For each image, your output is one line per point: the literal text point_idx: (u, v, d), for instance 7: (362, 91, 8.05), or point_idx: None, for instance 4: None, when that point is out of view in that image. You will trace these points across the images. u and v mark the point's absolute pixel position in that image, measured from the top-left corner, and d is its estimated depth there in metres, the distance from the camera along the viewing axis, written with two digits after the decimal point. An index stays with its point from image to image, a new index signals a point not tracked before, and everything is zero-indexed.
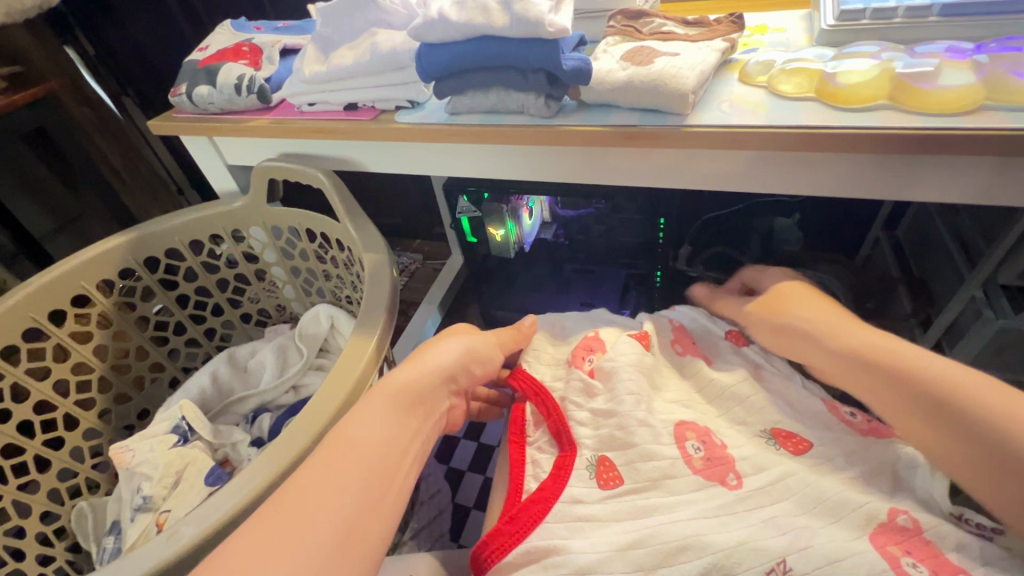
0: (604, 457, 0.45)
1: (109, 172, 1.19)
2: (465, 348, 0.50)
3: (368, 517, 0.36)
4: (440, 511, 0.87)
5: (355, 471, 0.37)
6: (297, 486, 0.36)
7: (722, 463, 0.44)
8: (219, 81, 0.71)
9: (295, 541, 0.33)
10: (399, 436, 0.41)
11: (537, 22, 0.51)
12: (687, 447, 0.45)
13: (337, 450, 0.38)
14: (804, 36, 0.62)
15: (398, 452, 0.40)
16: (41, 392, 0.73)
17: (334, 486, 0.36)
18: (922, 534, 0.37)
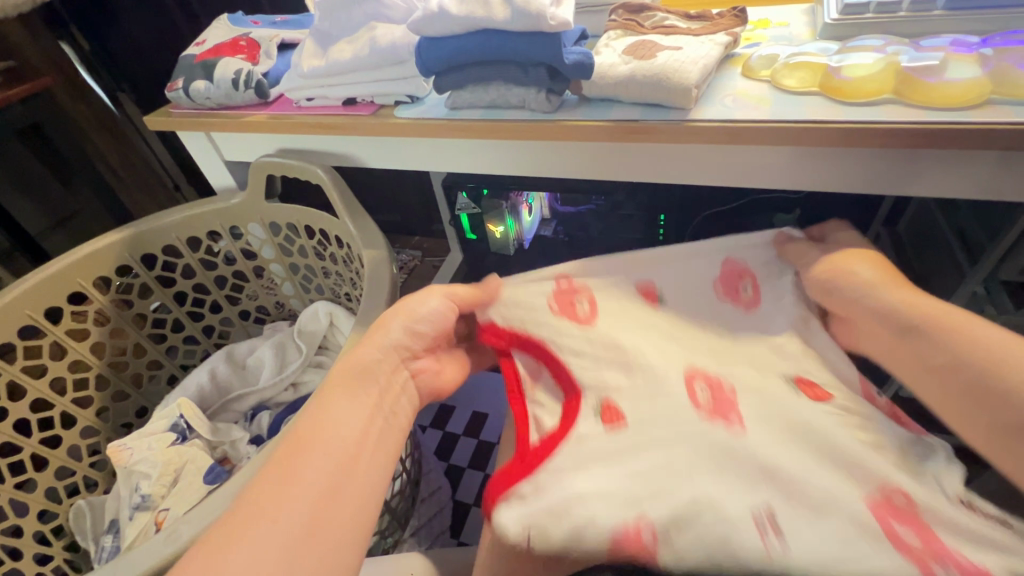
0: (608, 403, 0.46)
1: (106, 168, 1.18)
2: (406, 317, 0.46)
3: (337, 512, 0.34)
4: (440, 508, 0.87)
5: (316, 467, 0.35)
6: (255, 492, 0.34)
7: (728, 406, 0.44)
8: (216, 75, 0.70)
9: (257, 540, 0.31)
10: (361, 422, 0.39)
11: (538, 16, 0.50)
12: (694, 389, 0.46)
13: (294, 449, 0.36)
14: (807, 30, 0.62)
15: (363, 439, 0.38)
16: (38, 390, 0.72)
17: (299, 484, 0.34)
18: (915, 510, 0.37)
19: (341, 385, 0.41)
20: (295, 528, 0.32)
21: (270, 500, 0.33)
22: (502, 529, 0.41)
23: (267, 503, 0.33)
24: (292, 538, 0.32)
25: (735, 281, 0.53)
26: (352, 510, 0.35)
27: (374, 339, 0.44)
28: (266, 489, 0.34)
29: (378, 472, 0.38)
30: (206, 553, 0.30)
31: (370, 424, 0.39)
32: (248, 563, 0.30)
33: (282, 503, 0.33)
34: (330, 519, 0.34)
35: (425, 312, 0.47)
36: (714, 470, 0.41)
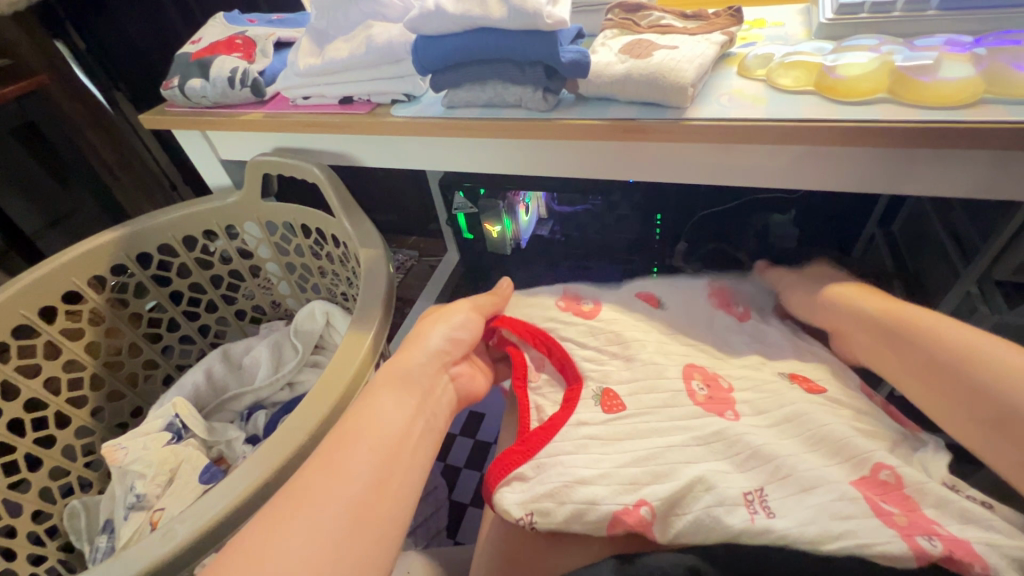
0: (608, 390, 0.48)
1: (101, 167, 1.18)
2: (440, 329, 0.49)
3: (382, 502, 0.35)
4: (438, 507, 0.86)
5: (363, 460, 0.37)
6: (307, 478, 0.35)
7: (722, 402, 0.47)
8: (212, 73, 0.70)
9: (309, 520, 0.32)
10: (405, 421, 0.41)
11: (535, 13, 0.50)
12: (692, 384, 0.48)
13: (345, 437, 0.38)
14: (801, 30, 0.62)
15: (405, 438, 0.40)
16: (32, 390, 0.72)
17: (345, 470, 0.36)
18: (901, 489, 0.39)
19: (386, 385, 0.43)
20: (344, 514, 0.33)
21: (321, 487, 0.34)
22: (504, 509, 0.41)
23: (318, 489, 0.34)
24: (341, 519, 0.33)
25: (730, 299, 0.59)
26: (395, 503, 0.36)
27: (417, 347, 0.47)
28: (318, 477, 0.35)
29: (419, 469, 0.39)
30: (260, 532, 0.31)
31: (413, 423, 0.41)
32: (301, 542, 0.31)
33: (332, 490, 0.34)
34: (376, 508, 0.35)
35: (456, 324, 0.49)
36: (710, 468, 0.41)
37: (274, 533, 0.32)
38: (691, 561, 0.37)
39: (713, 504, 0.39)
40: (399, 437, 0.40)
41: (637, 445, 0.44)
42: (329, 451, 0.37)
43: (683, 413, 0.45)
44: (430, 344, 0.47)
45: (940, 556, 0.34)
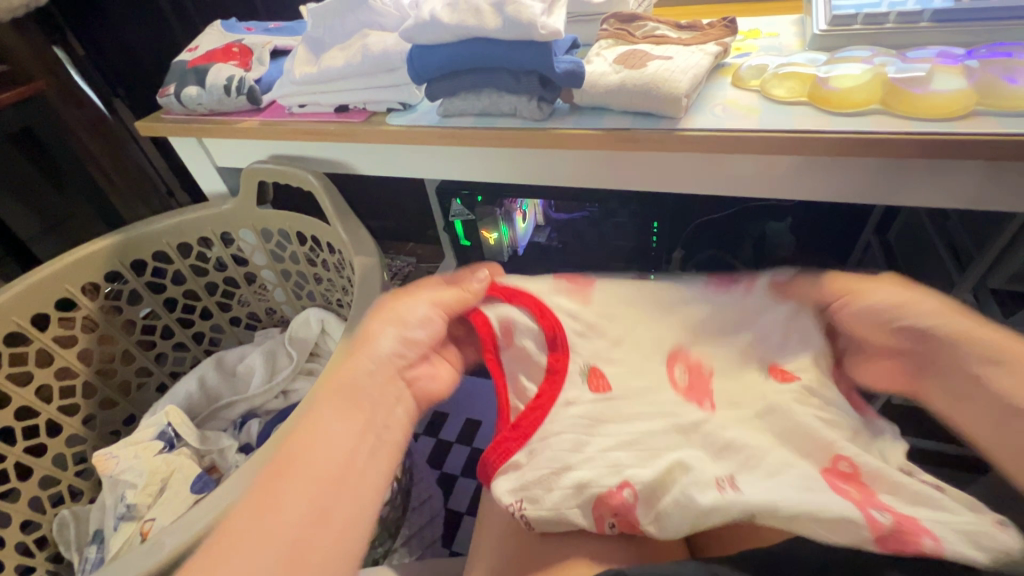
0: (594, 369, 0.48)
1: (100, 175, 1.18)
2: (394, 326, 0.44)
3: (327, 532, 0.33)
4: (433, 516, 0.86)
5: (310, 489, 0.34)
6: (245, 508, 0.33)
7: (702, 391, 0.47)
8: (208, 82, 0.70)
9: (239, 561, 0.31)
10: (359, 439, 0.38)
11: (530, 24, 0.51)
12: (673, 371, 0.49)
13: (285, 464, 0.35)
14: (795, 40, 0.62)
15: (359, 456, 0.38)
16: (24, 398, 0.71)
17: (280, 502, 0.33)
18: (859, 476, 0.39)
19: (338, 396, 0.39)
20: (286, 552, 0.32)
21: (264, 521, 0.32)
22: (497, 495, 0.43)
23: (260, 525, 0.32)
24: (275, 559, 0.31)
25: (729, 274, 0.53)
26: (342, 537, 0.34)
27: (364, 348, 0.43)
28: (259, 507, 0.33)
29: (373, 487, 0.37)
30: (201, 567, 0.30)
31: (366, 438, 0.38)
32: None
33: (278, 516, 0.33)
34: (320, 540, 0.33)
35: (414, 318, 0.45)
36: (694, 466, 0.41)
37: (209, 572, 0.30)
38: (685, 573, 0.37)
39: (689, 485, 0.40)
40: (343, 459, 0.37)
41: (630, 448, 0.43)
42: (267, 480, 0.35)
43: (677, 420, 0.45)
44: (379, 350, 0.42)
45: (890, 525, 0.36)
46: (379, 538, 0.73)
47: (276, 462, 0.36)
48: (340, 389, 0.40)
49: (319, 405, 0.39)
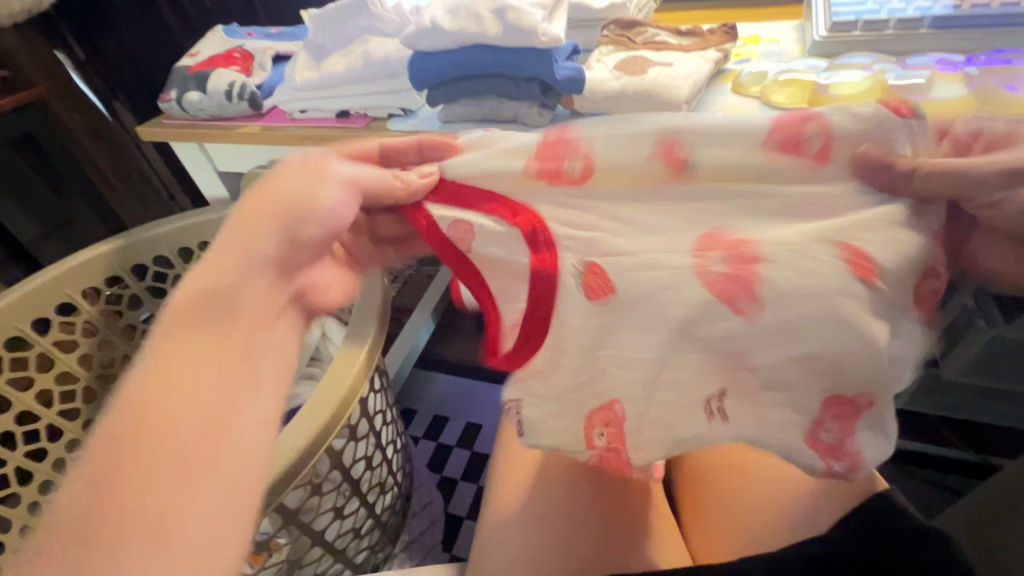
0: (595, 269, 0.46)
1: (101, 179, 1.18)
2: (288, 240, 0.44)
3: (209, 500, 0.30)
4: (433, 520, 0.86)
5: (186, 427, 0.31)
6: (101, 461, 0.29)
7: (737, 284, 0.43)
8: (209, 87, 0.71)
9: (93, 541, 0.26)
10: (233, 369, 0.36)
11: (530, 31, 0.52)
12: (706, 257, 0.44)
13: (149, 416, 0.31)
14: (795, 46, 0.63)
15: (236, 383, 0.35)
16: (23, 403, 0.72)
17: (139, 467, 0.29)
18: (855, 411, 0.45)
19: (199, 316, 0.37)
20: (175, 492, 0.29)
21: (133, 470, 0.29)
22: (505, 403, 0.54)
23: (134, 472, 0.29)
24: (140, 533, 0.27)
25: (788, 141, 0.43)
26: (228, 499, 0.31)
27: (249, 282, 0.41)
28: (118, 476, 0.28)
29: (258, 415, 0.35)
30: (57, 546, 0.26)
31: (241, 361, 0.37)
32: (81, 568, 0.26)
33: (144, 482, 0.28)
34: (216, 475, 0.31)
35: (322, 217, 0.45)
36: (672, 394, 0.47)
37: (70, 566, 0.26)
38: None
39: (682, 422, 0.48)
40: (219, 413, 0.33)
41: (644, 406, 0.48)
42: (123, 437, 0.30)
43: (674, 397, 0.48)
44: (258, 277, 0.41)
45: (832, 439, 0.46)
46: (379, 544, 0.72)
47: (142, 413, 0.31)
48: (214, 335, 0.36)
49: (189, 348, 0.35)
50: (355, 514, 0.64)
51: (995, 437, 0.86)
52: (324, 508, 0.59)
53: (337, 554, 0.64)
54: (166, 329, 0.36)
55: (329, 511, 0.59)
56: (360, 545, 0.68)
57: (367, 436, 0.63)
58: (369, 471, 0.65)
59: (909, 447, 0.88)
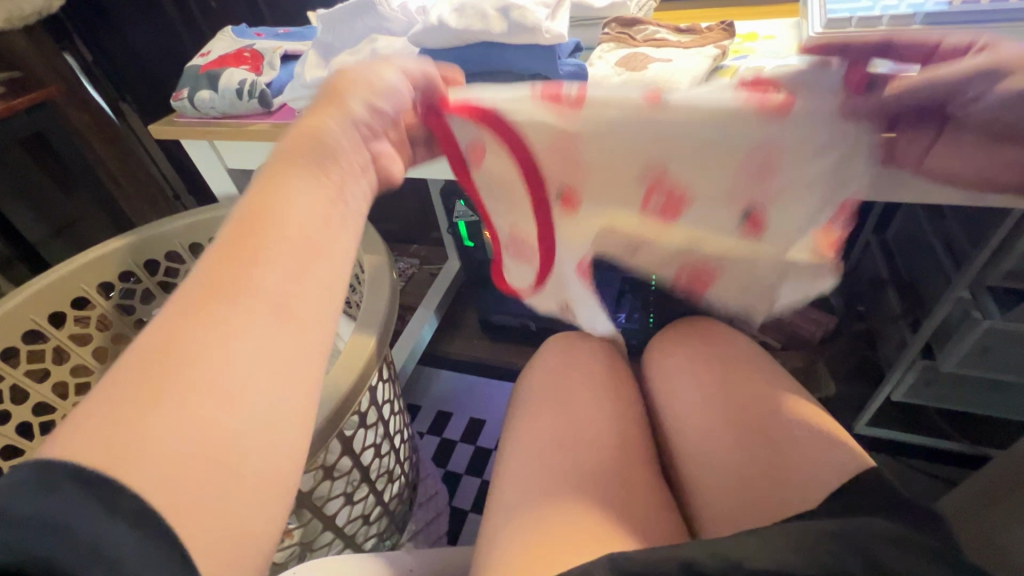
0: (570, 193, 0.52)
1: (107, 178, 1.20)
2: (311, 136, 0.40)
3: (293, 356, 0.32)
4: (439, 512, 0.87)
5: (267, 283, 0.33)
6: (200, 295, 0.31)
7: (674, 206, 0.51)
8: (221, 86, 0.72)
9: (194, 394, 0.28)
10: (317, 206, 0.37)
11: (534, 29, 0.54)
12: (651, 198, 0.50)
13: (222, 282, 0.32)
14: (794, 43, 0.64)
15: (315, 229, 0.36)
16: (41, 394, 0.74)
17: (221, 319, 0.31)
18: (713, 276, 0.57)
19: (294, 164, 0.39)
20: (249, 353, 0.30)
21: (228, 314, 0.31)
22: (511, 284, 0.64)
23: (218, 319, 0.31)
24: (237, 380, 0.30)
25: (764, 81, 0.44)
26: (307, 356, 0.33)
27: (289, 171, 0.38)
28: (200, 334, 0.30)
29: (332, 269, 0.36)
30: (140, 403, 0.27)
31: (326, 208, 0.38)
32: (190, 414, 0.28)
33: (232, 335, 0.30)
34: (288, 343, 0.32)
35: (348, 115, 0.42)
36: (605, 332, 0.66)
37: (158, 423, 0.27)
38: (685, 558, 0.39)
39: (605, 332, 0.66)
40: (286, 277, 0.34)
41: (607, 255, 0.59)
42: (196, 305, 0.31)
43: (618, 250, 0.56)
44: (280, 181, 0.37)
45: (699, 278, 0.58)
46: (386, 531, 0.74)
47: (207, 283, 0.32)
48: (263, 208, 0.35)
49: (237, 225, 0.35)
50: (364, 502, 0.66)
51: (990, 430, 0.87)
52: (335, 494, 0.61)
53: (347, 539, 0.66)
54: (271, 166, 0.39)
55: (340, 496, 0.61)
56: (369, 531, 0.70)
57: (376, 424, 0.64)
58: (378, 459, 0.66)
59: (912, 440, 0.88)
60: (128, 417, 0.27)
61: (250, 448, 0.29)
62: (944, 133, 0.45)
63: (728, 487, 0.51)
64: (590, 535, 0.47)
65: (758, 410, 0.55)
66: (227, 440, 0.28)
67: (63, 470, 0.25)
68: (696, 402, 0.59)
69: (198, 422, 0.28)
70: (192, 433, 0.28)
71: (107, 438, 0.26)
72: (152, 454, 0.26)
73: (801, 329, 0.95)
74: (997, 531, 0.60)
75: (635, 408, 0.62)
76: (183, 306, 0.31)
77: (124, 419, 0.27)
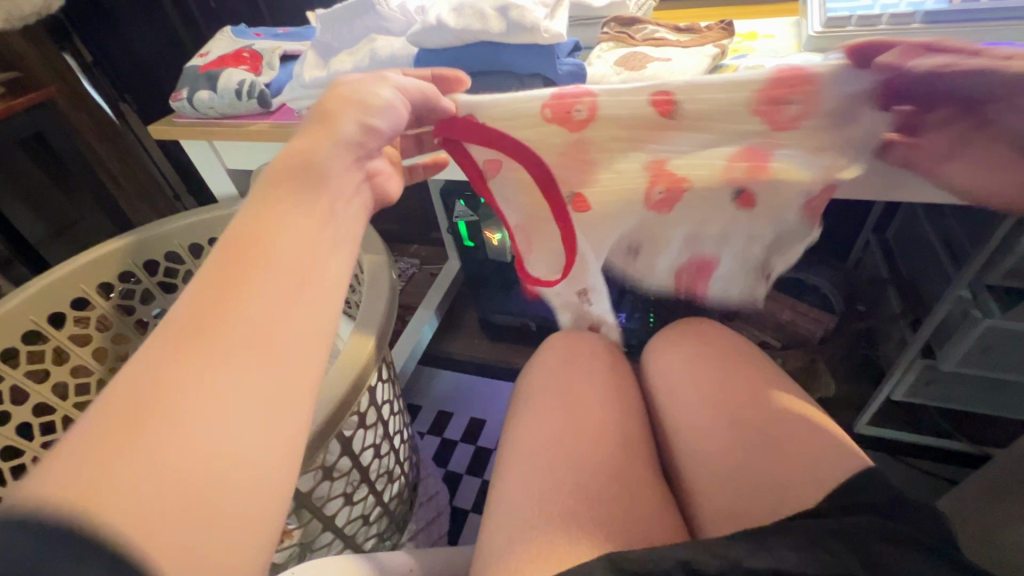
0: (579, 197, 0.57)
1: (109, 179, 1.21)
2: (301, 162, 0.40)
3: (277, 391, 0.32)
4: (439, 512, 0.87)
5: (250, 315, 0.33)
6: (188, 326, 0.31)
7: (671, 202, 0.57)
8: (220, 86, 0.72)
9: (174, 431, 0.28)
10: (305, 239, 0.38)
11: (533, 28, 0.53)
12: (653, 190, 0.56)
13: (207, 310, 0.32)
14: (793, 42, 0.64)
15: (305, 258, 0.37)
16: (40, 395, 0.74)
17: (202, 352, 0.30)
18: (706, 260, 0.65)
19: (282, 192, 0.39)
20: (236, 384, 0.30)
21: (209, 350, 0.30)
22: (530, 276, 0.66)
23: (199, 356, 0.30)
24: (218, 419, 0.29)
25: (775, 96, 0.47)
26: (289, 395, 0.32)
27: (280, 199, 0.38)
28: (177, 370, 0.29)
29: (321, 304, 0.37)
30: (118, 441, 0.26)
31: (315, 237, 0.39)
32: (171, 454, 0.27)
33: (214, 370, 0.30)
34: (278, 370, 0.32)
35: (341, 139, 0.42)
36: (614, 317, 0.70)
37: (134, 458, 0.26)
38: (684, 558, 0.39)
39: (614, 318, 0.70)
40: (271, 311, 0.33)
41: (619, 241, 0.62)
42: (174, 338, 0.30)
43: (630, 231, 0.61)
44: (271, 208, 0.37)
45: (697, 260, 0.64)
46: (387, 531, 0.74)
47: (190, 315, 0.31)
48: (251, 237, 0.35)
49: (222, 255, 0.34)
50: (363, 502, 0.66)
51: (990, 427, 0.87)
52: (334, 494, 0.61)
53: (347, 539, 0.66)
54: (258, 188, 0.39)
55: (340, 496, 0.61)
56: (369, 531, 0.70)
57: (375, 424, 0.64)
58: (377, 459, 0.66)
59: (911, 439, 0.88)
60: (95, 456, 0.26)
61: (240, 472, 0.29)
62: None
63: (725, 487, 0.51)
64: (588, 535, 0.47)
65: (754, 410, 0.55)
66: (211, 478, 0.28)
67: (30, 511, 0.23)
68: (694, 402, 0.59)
69: (175, 461, 0.27)
70: (178, 463, 0.27)
71: (84, 473, 0.25)
72: (135, 488, 0.26)
73: (807, 325, 0.88)
74: (998, 530, 0.59)
75: (634, 406, 0.62)
76: (162, 338, 0.31)
77: (104, 457, 0.26)
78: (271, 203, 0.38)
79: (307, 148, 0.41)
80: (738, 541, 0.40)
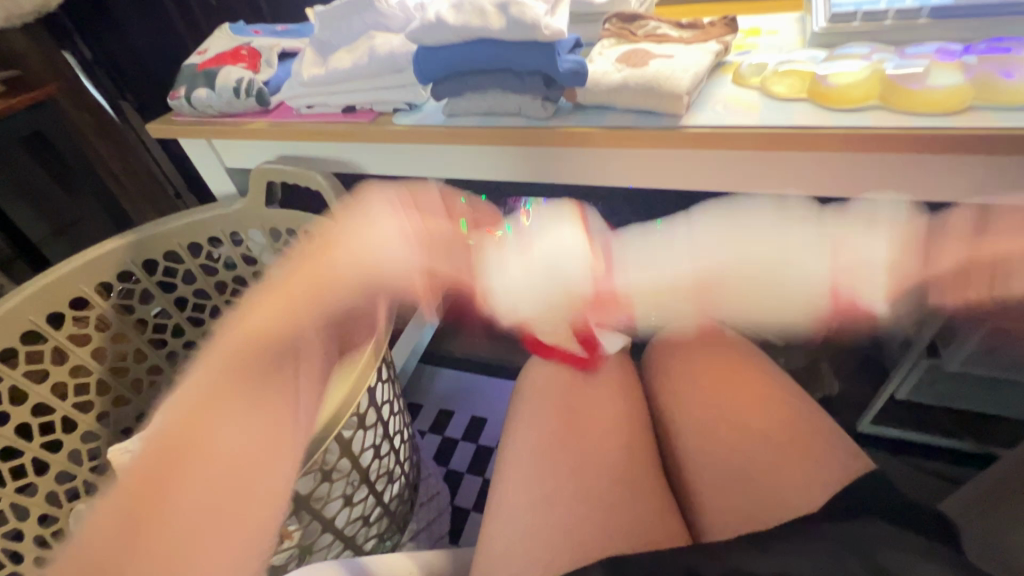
0: None
1: (107, 174, 1.19)
2: (287, 316, 0.53)
3: (249, 504, 0.44)
4: (440, 512, 0.87)
5: (211, 466, 0.45)
6: (142, 481, 0.43)
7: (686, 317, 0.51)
8: (217, 83, 0.72)
9: (157, 532, 0.41)
10: (276, 395, 0.49)
11: (533, 24, 0.52)
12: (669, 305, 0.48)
13: (176, 458, 0.44)
14: (797, 38, 0.63)
15: (257, 413, 0.48)
16: (40, 395, 0.73)
17: (171, 473, 0.44)
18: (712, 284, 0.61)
19: (259, 351, 0.51)
20: (198, 498, 0.43)
21: (163, 489, 0.43)
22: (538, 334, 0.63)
23: (161, 517, 0.42)
24: (184, 522, 0.42)
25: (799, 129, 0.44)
26: (246, 543, 0.42)
27: (271, 314, 0.53)
28: (165, 498, 0.43)
29: (279, 418, 0.49)
30: (140, 537, 0.41)
31: (296, 396, 0.50)
32: None
33: (181, 485, 0.43)
34: (219, 513, 0.43)
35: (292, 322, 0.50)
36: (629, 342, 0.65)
37: (126, 559, 0.40)
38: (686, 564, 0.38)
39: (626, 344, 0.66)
40: (231, 458, 0.46)
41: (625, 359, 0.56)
42: (173, 498, 0.43)
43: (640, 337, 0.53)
44: (242, 339, 0.51)
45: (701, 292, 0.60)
46: (387, 532, 0.73)
47: (165, 490, 0.43)
48: (218, 366, 0.50)
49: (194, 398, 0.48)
50: (363, 503, 0.65)
51: (996, 427, 0.86)
52: (334, 495, 0.60)
53: (347, 540, 0.65)
54: (244, 311, 0.54)
55: (339, 498, 0.61)
56: (370, 532, 0.70)
57: (375, 425, 0.64)
58: (377, 460, 0.66)
59: (916, 439, 0.87)
60: (89, 560, 0.39)
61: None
62: (940, 147, 0.45)
63: (727, 489, 0.50)
64: (592, 539, 0.47)
65: (760, 415, 0.55)
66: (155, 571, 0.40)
67: None
68: (700, 402, 0.58)
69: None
70: (167, 557, 0.40)
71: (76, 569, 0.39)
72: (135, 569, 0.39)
73: None
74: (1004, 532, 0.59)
75: (636, 407, 0.61)
76: (120, 484, 0.43)
77: (120, 552, 0.40)
78: (231, 345, 0.51)
79: (259, 323, 0.52)
80: (739, 546, 0.39)
